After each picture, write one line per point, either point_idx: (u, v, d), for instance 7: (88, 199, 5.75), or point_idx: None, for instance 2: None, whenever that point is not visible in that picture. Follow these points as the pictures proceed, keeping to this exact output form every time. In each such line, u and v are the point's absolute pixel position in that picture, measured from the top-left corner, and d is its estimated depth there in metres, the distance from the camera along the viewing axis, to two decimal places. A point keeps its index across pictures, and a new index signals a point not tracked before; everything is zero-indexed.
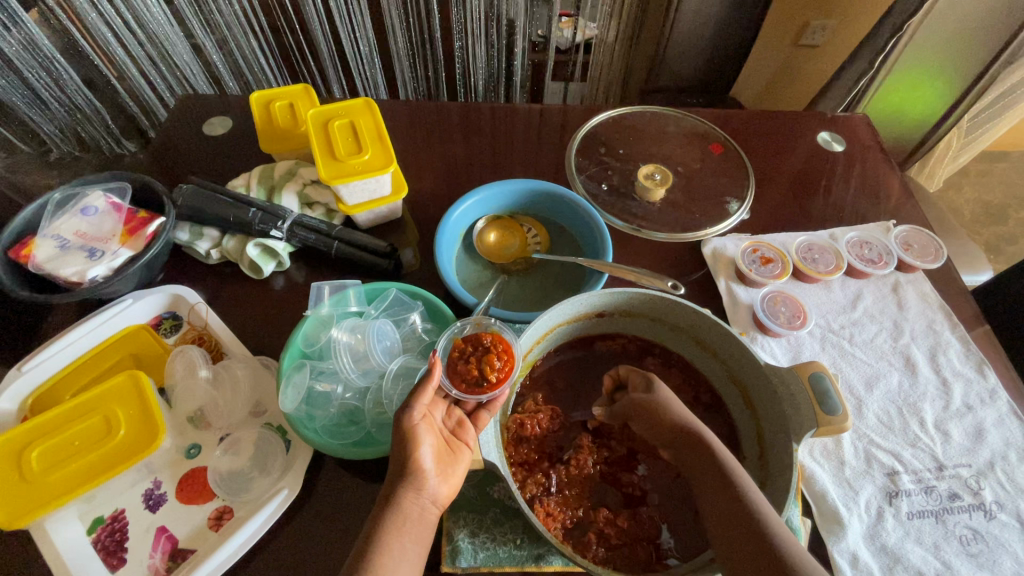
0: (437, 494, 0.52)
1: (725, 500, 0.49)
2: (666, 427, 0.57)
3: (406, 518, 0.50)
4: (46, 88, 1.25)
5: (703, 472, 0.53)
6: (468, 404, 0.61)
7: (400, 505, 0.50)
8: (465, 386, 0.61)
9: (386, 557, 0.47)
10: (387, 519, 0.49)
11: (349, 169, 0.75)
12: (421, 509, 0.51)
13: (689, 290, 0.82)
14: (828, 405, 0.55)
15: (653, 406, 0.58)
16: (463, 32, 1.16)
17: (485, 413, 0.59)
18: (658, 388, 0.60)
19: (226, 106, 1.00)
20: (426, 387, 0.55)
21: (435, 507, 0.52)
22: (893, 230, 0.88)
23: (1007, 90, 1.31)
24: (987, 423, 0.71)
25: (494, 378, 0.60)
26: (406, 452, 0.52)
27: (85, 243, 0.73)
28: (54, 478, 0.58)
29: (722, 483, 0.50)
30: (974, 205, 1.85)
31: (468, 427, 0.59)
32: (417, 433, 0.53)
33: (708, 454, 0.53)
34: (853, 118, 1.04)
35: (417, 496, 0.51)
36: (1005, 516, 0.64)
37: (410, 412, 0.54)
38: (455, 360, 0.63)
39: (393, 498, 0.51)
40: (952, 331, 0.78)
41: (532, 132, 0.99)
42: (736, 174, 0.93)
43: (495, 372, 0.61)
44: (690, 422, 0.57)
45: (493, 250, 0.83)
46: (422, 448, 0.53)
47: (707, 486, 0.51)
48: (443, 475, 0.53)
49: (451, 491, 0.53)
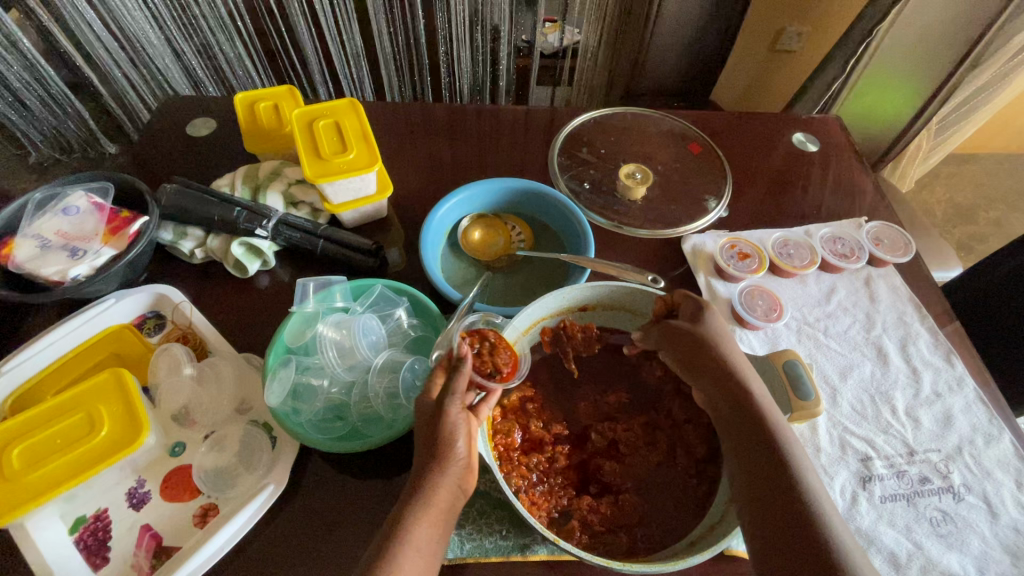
0: (466, 483, 0.53)
1: (760, 440, 0.53)
2: (713, 362, 0.59)
3: (437, 507, 0.50)
4: (26, 89, 1.24)
5: (740, 404, 0.56)
6: (469, 397, 0.59)
7: (431, 497, 0.50)
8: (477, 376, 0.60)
9: (412, 549, 0.47)
10: (414, 511, 0.49)
11: (334, 168, 0.76)
12: (451, 500, 0.51)
13: (670, 286, 0.84)
14: (801, 389, 0.58)
15: (699, 337, 0.60)
16: (448, 38, 1.18)
17: (484, 408, 0.58)
18: (708, 319, 0.61)
19: (211, 108, 1.00)
20: (463, 376, 0.55)
21: (462, 496, 0.53)
22: (864, 225, 0.91)
23: (971, 93, 1.36)
24: (955, 409, 0.74)
25: (505, 371, 0.61)
26: (443, 443, 0.52)
27: (66, 242, 0.73)
28: (35, 476, 0.57)
29: (750, 419, 0.54)
30: (945, 206, 1.91)
31: (472, 419, 0.56)
32: (455, 424, 0.53)
33: (750, 409, 0.55)
34: (827, 120, 1.07)
35: (449, 487, 0.51)
36: (973, 498, 0.67)
37: (453, 405, 0.53)
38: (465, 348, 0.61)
39: (422, 488, 0.50)
40: (921, 322, 0.81)
41: (516, 132, 1.00)
42: (714, 173, 0.96)
43: (505, 366, 0.62)
44: (734, 361, 0.59)
45: (477, 247, 0.84)
46: (460, 440, 0.52)
47: (739, 419, 0.55)
48: (470, 467, 0.53)
49: (473, 483, 0.54)
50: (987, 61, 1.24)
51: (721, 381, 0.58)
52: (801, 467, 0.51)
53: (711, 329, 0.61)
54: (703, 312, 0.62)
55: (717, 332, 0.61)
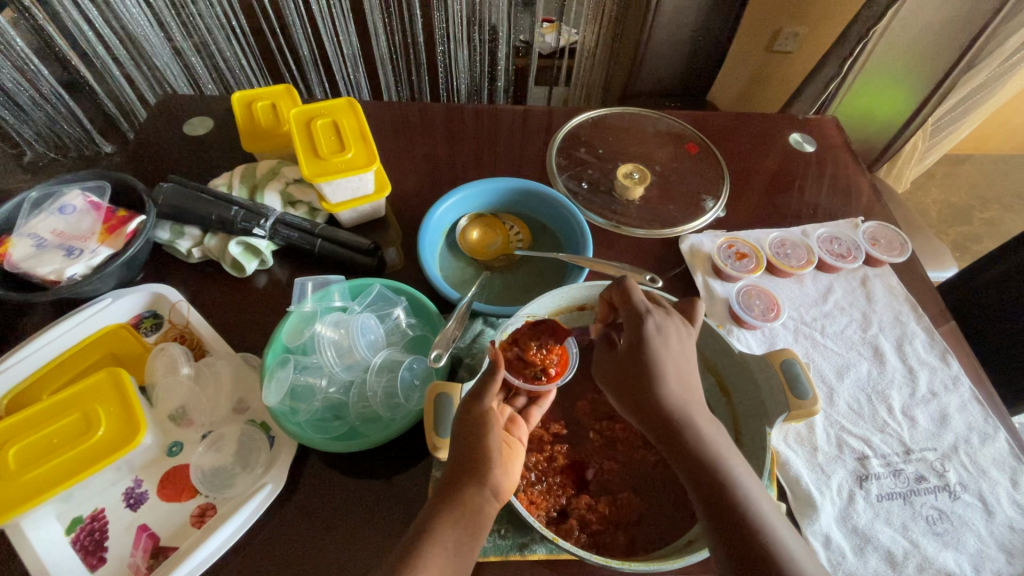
0: (501, 486, 0.51)
1: (706, 472, 0.49)
2: (653, 385, 0.54)
3: (467, 509, 0.49)
4: (20, 87, 1.23)
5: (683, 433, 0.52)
6: (518, 400, 0.62)
7: (461, 498, 0.49)
8: (524, 379, 0.62)
9: (439, 551, 0.46)
10: (443, 513, 0.48)
11: (332, 167, 0.76)
12: (483, 503, 0.50)
13: (668, 286, 0.84)
14: (798, 389, 0.58)
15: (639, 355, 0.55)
16: (446, 38, 1.18)
17: (535, 408, 0.61)
18: (647, 334, 0.55)
19: (207, 106, 1.00)
20: (497, 377, 0.56)
21: (497, 499, 0.51)
22: (861, 225, 0.91)
23: (966, 94, 1.37)
24: (951, 408, 0.74)
25: (552, 372, 0.64)
26: (474, 441, 0.51)
27: (63, 241, 0.72)
28: (31, 476, 0.57)
29: (693, 450, 0.51)
30: (940, 207, 1.92)
31: (519, 422, 0.58)
32: (487, 418, 0.53)
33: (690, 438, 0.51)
34: (823, 120, 1.08)
35: (481, 488, 0.50)
36: (968, 497, 0.67)
37: (485, 402, 0.54)
38: (509, 348, 0.63)
39: (454, 490, 0.50)
40: (917, 322, 0.82)
41: (514, 132, 1.00)
42: (711, 173, 0.96)
43: (552, 368, 0.64)
44: (673, 384, 0.54)
45: (476, 247, 0.84)
46: (493, 435, 0.52)
47: (682, 448, 0.51)
48: (505, 468, 0.52)
49: (511, 485, 0.52)
50: (982, 62, 1.25)
51: (662, 405, 0.53)
52: (745, 501, 0.48)
53: (651, 346, 0.55)
54: (641, 322, 0.56)
55: (657, 347, 0.55)
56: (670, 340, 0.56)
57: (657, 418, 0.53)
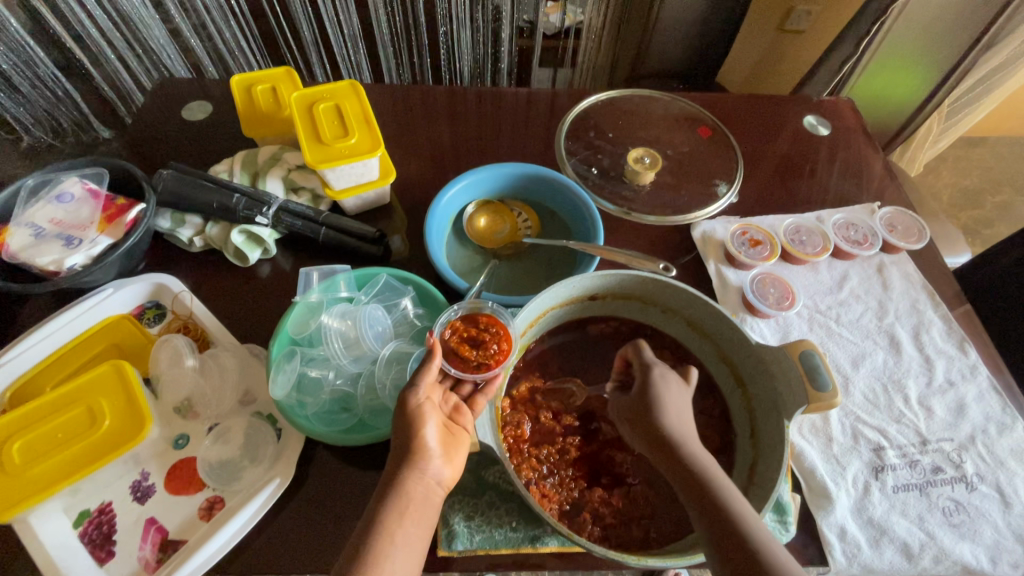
0: (441, 476, 0.52)
1: (712, 509, 0.48)
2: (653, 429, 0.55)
3: (409, 500, 0.49)
4: (14, 71, 1.20)
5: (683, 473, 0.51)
6: (465, 388, 0.60)
7: (402, 489, 0.50)
8: (462, 366, 0.61)
9: (387, 543, 0.47)
10: (388, 505, 0.49)
11: (335, 153, 0.73)
12: (426, 491, 0.51)
13: (680, 274, 0.82)
14: (818, 381, 0.55)
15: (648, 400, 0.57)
16: (447, 17, 1.15)
17: (480, 396, 0.58)
18: (655, 384, 0.58)
19: (205, 90, 0.97)
20: (428, 370, 0.55)
21: (440, 488, 0.52)
22: (878, 211, 0.89)
23: (984, 75, 1.33)
24: (968, 398, 0.73)
25: (492, 358, 0.62)
26: (408, 433, 0.52)
27: (61, 230, 0.71)
28: (38, 470, 0.56)
29: (695, 484, 0.50)
30: (951, 190, 1.89)
31: (465, 411, 0.57)
32: (421, 412, 0.53)
33: (698, 476, 0.50)
34: (839, 102, 1.04)
35: (421, 477, 0.51)
36: (985, 488, 0.66)
37: (416, 393, 0.54)
38: (451, 339, 0.63)
39: (397, 480, 0.50)
40: (935, 310, 0.80)
41: (520, 116, 0.98)
42: (725, 157, 0.93)
43: (493, 353, 0.62)
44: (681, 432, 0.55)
45: (483, 235, 0.83)
46: (427, 427, 0.52)
47: (685, 485, 0.51)
48: (449, 457, 0.53)
49: (455, 473, 0.53)
50: (1003, 41, 1.21)
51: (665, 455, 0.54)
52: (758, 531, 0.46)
53: (654, 395, 0.57)
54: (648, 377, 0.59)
55: (664, 398, 0.57)
56: (677, 391, 0.58)
57: (660, 444, 0.54)
